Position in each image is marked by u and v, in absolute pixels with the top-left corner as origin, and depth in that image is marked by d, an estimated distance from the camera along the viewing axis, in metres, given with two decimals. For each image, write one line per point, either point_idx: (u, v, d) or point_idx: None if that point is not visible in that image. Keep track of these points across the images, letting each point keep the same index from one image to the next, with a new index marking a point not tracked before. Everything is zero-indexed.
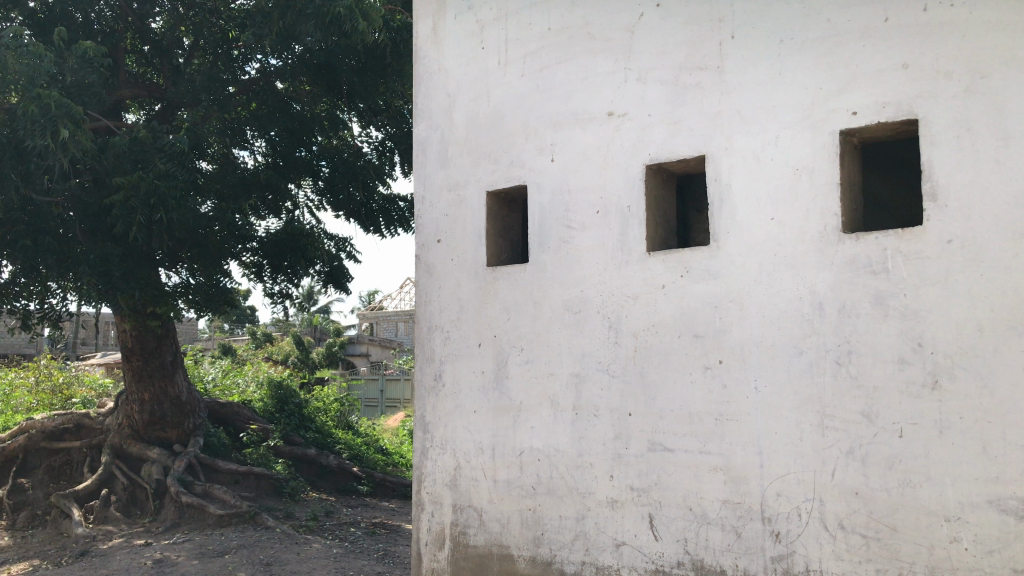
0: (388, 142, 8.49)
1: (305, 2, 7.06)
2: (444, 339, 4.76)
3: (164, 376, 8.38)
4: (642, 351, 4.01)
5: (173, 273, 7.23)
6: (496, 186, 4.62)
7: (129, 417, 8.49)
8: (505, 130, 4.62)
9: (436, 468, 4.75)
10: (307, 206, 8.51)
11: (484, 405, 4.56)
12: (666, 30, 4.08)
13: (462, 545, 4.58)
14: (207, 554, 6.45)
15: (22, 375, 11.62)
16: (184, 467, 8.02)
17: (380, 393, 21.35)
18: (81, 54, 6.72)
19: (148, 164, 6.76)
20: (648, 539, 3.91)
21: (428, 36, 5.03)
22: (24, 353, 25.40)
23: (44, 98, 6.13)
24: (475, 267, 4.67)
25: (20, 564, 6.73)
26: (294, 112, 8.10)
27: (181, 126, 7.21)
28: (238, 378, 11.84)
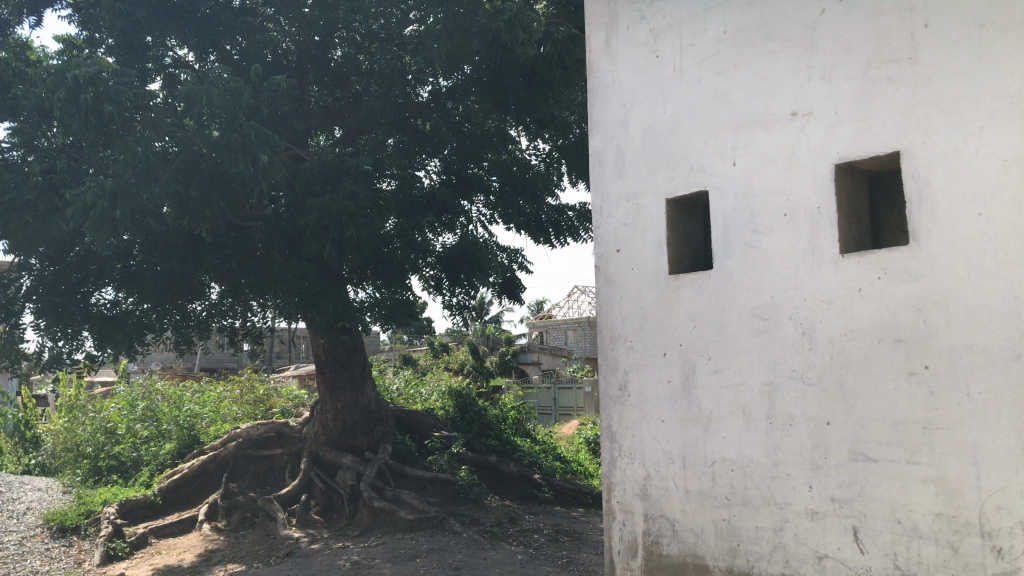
0: (556, 153, 8.66)
1: (472, 22, 7.28)
2: (627, 349, 4.78)
3: (355, 387, 8.88)
4: (839, 358, 3.85)
5: (359, 289, 7.64)
6: (676, 194, 4.60)
7: (324, 426, 9.03)
8: (683, 137, 4.58)
9: (626, 477, 4.76)
10: (480, 220, 8.72)
11: (672, 414, 4.53)
12: (850, 24, 3.92)
13: (655, 555, 4.56)
14: (401, 558, 6.74)
15: (229, 389, 12.63)
16: (375, 473, 8.42)
17: (553, 401, 21.63)
18: (273, 87, 7.24)
19: (337, 187, 7.25)
20: (853, 552, 3.75)
21: (601, 49, 5.08)
22: (228, 368, 27.63)
23: (243, 128, 6.70)
24: (658, 275, 4.66)
25: (235, 564, 7.26)
26: (467, 130, 8.26)
27: (364, 152, 7.63)
28: (420, 387, 12.34)
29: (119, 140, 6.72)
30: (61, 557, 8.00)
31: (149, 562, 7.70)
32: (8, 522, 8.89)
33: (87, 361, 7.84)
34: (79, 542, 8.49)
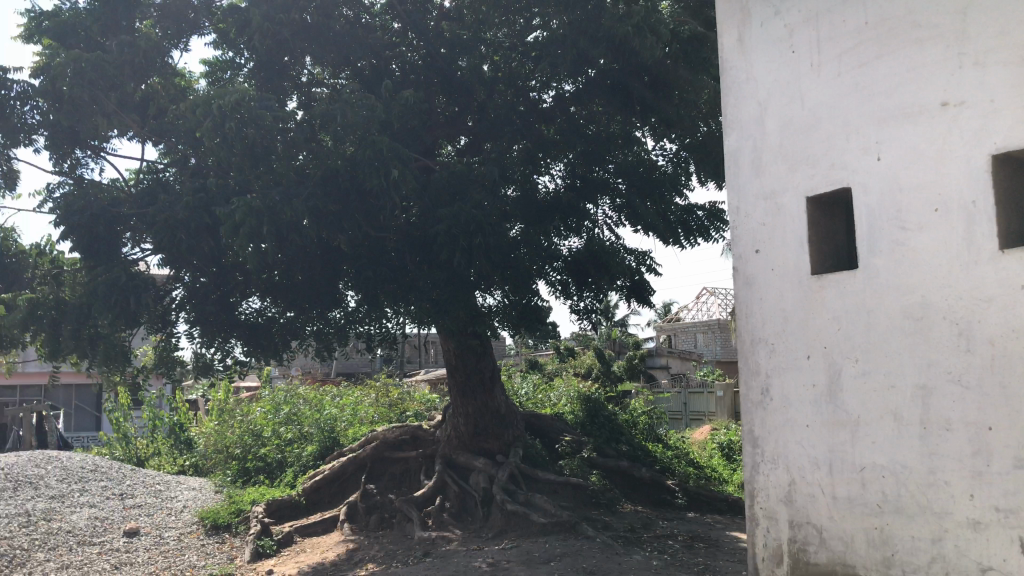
0: (683, 152, 8.52)
1: (598, 26, 7.34)
2: (768, 352, 4.69)
3: (485, 391, 9.02)
4: (1001, 360, 3.64)
5: (488, 295, 7.72)
6: (816, 192, 4.47)
7: (456, 429, 9.23)
8: (823, 132, 4.45)
9: (769, 483, 4.68)
10: (607, 222, 8.61)
11: (817, 419, 4.40)
12: (1006, 6, 3.71)
13: (802, 563, 4.47)
14: (535, 560, 6.81)
15: (366, 395, 13.13)
16: (507, 476, 8.54)
17: (683, 406, 21.34)
18: (404, 101, 7.49)
19: (466, 196, 7.42)
20: (1021, 565, 3.53)
21: (734, 47, 5.00)
22: (361, 373, 28.61)
23: (378, 144, 7.02)
24: (799, 276, 4.55)
25: (376, 563, 7.49)
26: (590, 134, 8.25)
27: (492, 160, 7.80)
28: (549, 391, 12.42)
29: (263, 160, 7.11)
30: (216, 553, 8.47)
31: (295, 559, 8.06)
32: (167, 519, 9.49)
33: (236, 365, 8.30)
34: (230, 539, 8.96)
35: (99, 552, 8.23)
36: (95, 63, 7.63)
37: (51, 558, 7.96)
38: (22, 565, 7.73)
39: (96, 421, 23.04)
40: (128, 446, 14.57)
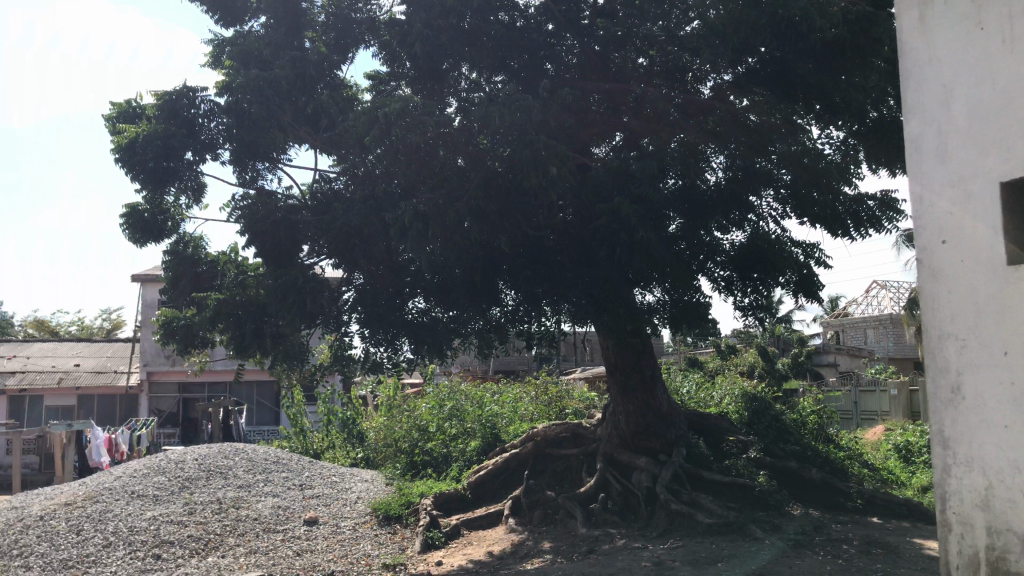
0: (851, 139, 8.17)
1: (759, 12, 7.15)
2: (959, 348, 4.42)
3: (646, 389, 8.93)
4: None
5: (648, 292, 7.67)
6: (1011, 177, 4.17)
7: (618, 428, 9.24)
8: (1019, 112, 4.14)
9: (962, 487, 4.42)
10: (771, 215, 8.38)
11: (1018, 419, 4.11)
12: None
13: (1002, 572, 4.21)
14: (702, 561, 6.70)
15: (526, 391, 13.34)
16: (671, 475, 8.45)
17: (854, 405, 20.54)
18: (562, 101, 7.53)
19: (625, 193, 7.37)
20: None
21: (914, 27, 4.73)
22: (520, 370, 29.09)
23: (535, 143, 7.07)
24: (993, 267, 4.26)
25: (541, 558, 7.60)
26: (752, 123, 8.10)
27: (650, 154, 7.65)
28: (713, 390, 12.21)
29: (427, 165, 7.37)
30: (389, 543, 8.84)
31: (463, 552, 8.29)
32: (343, 508, 10.00)
33: (405, 365, 8.65)
34: (401, 529, 9.33)
35: (283, 538, 8.80)
36: (271, 79, 8.12)
37: (241, 542, 8.61)
38: (216, 548, 8.45)
39: (275, 415, 24.54)
40: (306, 439, 15.47)
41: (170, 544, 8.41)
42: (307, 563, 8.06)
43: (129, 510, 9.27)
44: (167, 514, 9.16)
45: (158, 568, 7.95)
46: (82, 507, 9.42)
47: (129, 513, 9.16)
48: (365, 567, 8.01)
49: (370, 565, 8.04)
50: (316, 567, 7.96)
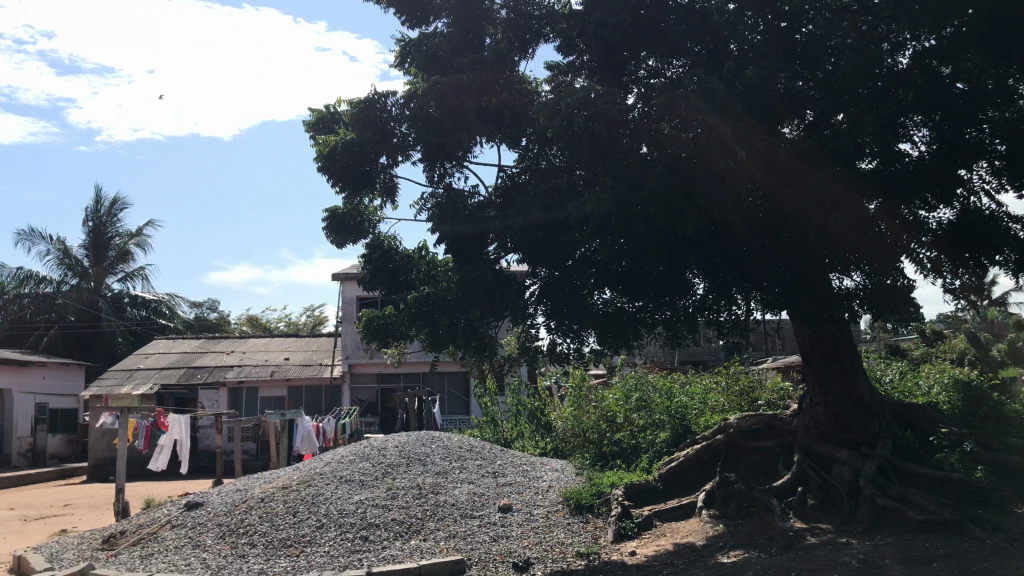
0: None
1: None
2: None
3: (845, 379, 8.45)
4: None
5: (845, 277, 7.30)
6: None
7: (816, 419, 8.86)
8: None
9: None
10: (984, 189, 7.75)
11: None
12: None
13: None
14: (915, 560, 6.32)
15: (715, 383, 13.11)
16: (876, 468, 8.04)
17: None
18: (747, 81, 7.27)
19: (819, 172, 6.99)
20: None
21: None
22: (707, 360, 28.52)
23: (722, 126, 6.88)
24: None
25: (739, 551, 7.43)
26: (958, 93, 7.38)
27: (839, 130, 7.04)
28: (920, 378, 11.47)
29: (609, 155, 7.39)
30: (582, 532, 8.93)
31: (657, 542, 8.25)
32: (535, 496, 10.20)
33: (592, 355, 8.79)
34: (594, 519, 9.38)
35: (480, 524, 9.08)
36: (456, 81, 8.40)
37: (440, 527, 8.98)
38: (418, 532, 8.87)
39: (466, 405, 25.36)
40: (497, 429, 15.93)
41: (377, 527, 8.92)
42: (504, 549, 8.30)
43: (338, 493, 9.89)
44: (372, 497, 9.69)
45: (366, 549, 8.47)
46: (297, 489, 10.16)
47: (338, 497, 9.77)
48: (560, 555, 8.15)
49: (565, 553, 8.16)
50: (513, 553, 8.19)
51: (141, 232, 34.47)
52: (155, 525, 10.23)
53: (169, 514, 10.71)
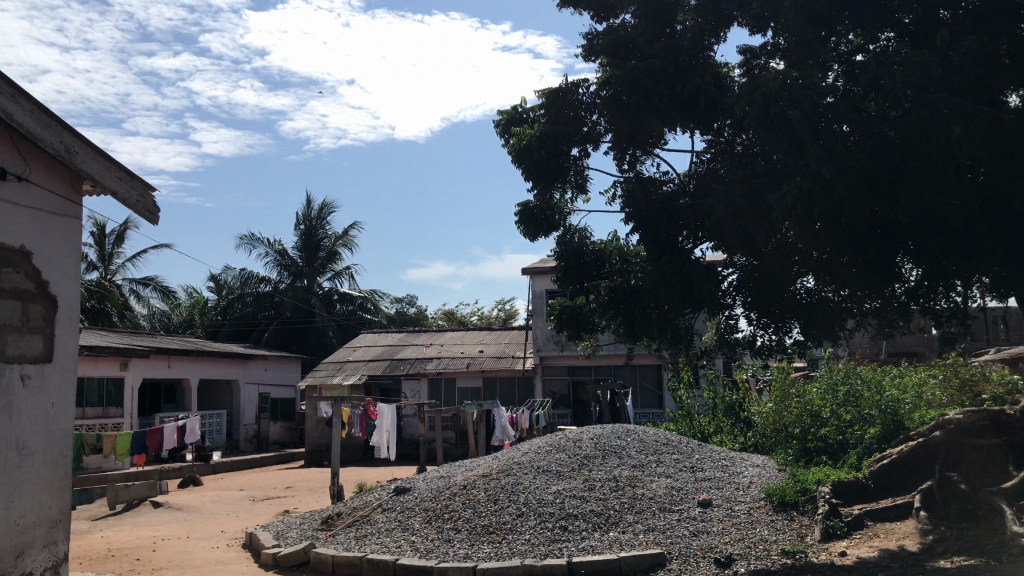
0: None
1: None
2: None
3: None
4: None
5: None
6: None
7: None
8: None
9: None
10: None
11: None
12: None
13: None
14: None
15: (930, 375, 12.24)
16: None
17: None
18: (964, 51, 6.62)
19: None
20: None
21: None
22: (919, 351, 26.61)
23: (934, 102, 6.46)
24: None
25: (963, 558, 6.90)
26: None
27: None
28: None
29: (809, 138, 7.08)
30: (787, 530, 8.59)
31: (870, 544, 7.82)
32: (736, 492, 9.93)
33: (796, 348, 8.49)
34: (799, 517, 8.97)
35: (679, 519, 8.98)
36: (649, 67, 8.35)
37: (639, 520, 8.94)
38: (616, 524, 8.88)
39: (660, 398, 25.09)
40: (693, 423, 15.68)
41: (575, 518, 9.02)
42: (704, 544, 8.17)
43: (536, 483, 10.09)
44: (570, 488, 9.82)
45: (565, 539, 8.59)
46: (497, 478, 10.46)
47: (536, 486, 9.97)
48: (764, 552, 7.90)
49: (770, 551, 7.90)
50: (714, 549, 8.04)
51: (347, 233, 36.67)
52: (367, 509, 10.87)
53: (380, 499, 11.34)
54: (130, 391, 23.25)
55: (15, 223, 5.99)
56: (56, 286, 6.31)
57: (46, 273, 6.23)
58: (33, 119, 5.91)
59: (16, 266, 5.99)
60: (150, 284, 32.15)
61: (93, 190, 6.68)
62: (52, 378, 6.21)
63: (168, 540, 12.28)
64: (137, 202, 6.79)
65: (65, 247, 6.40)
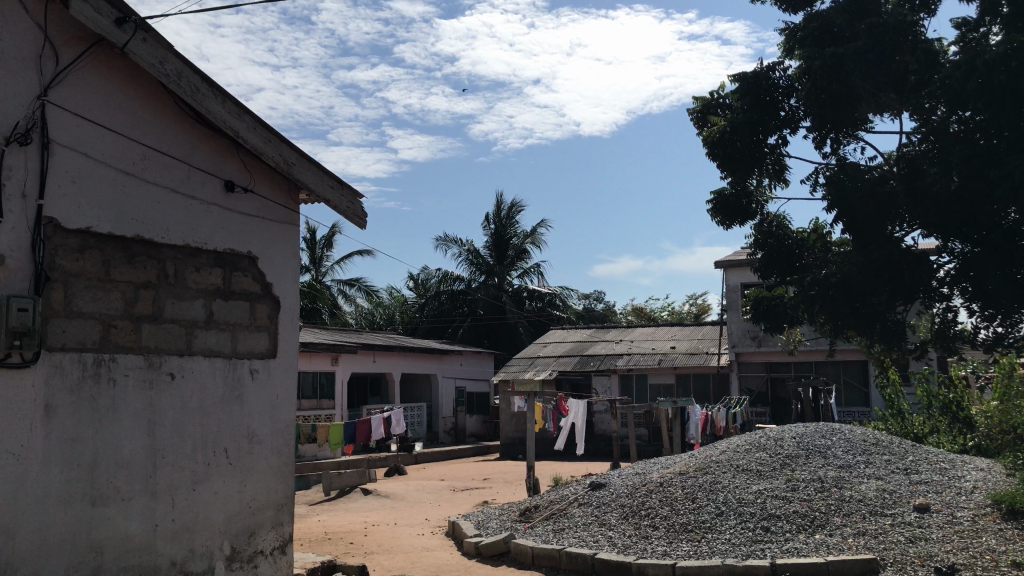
0: None
1: None
2: None
3: None
4: None
5: None
6: None
7: None
8: None
9: None
10: None
11: None
12: None
13: None
14: None
15: None
16: None
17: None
18: None
19: None
20: None
21: None
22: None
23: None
24: None
25: None
26: None
27: None
28: None
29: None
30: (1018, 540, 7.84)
31: None
32: (957, 497, 9.20)
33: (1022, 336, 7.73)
34: None
35: (893, 523, 8.45)
36: (858, 49, 8.96)
37: (848, 523, 8.51)
38: (822, 526, 8.50)
39: (866, 397, 23.71)
40: (905, 422, 14.69)
41: (779, 518, 8.72)
42: (922, 552, 7.66)
43: (736, 482, 9.83)
44: (773, 488, 9.49)
45: (768, 540, 8.32)
46: (695, 476, 10.30)
47: (736, 485, 9.72)
48: (992, 563, 7.28)
49: (998, 562, 7.27)
50: (934, 557, 7.52)
51: (537, 230, 37.32)
52: (565, 502, 11.02)
53: (577, 492, 11.46)
54: (340, 384, 24.84)
55: (244, 230, 6.56)
56: (279, 287, 6.84)
57: (271, 276, 6.78)
58: (256, 135, 6.42)
59: (245, 270, 6.55)
60: (356, 285, 34.18)
61: (309, 199, 7.18)
62: (276, 372, 6.74)
63: (378, 525, 13.03)
64: (348, 208, 7.24)
65: (285, 252, 6.92)
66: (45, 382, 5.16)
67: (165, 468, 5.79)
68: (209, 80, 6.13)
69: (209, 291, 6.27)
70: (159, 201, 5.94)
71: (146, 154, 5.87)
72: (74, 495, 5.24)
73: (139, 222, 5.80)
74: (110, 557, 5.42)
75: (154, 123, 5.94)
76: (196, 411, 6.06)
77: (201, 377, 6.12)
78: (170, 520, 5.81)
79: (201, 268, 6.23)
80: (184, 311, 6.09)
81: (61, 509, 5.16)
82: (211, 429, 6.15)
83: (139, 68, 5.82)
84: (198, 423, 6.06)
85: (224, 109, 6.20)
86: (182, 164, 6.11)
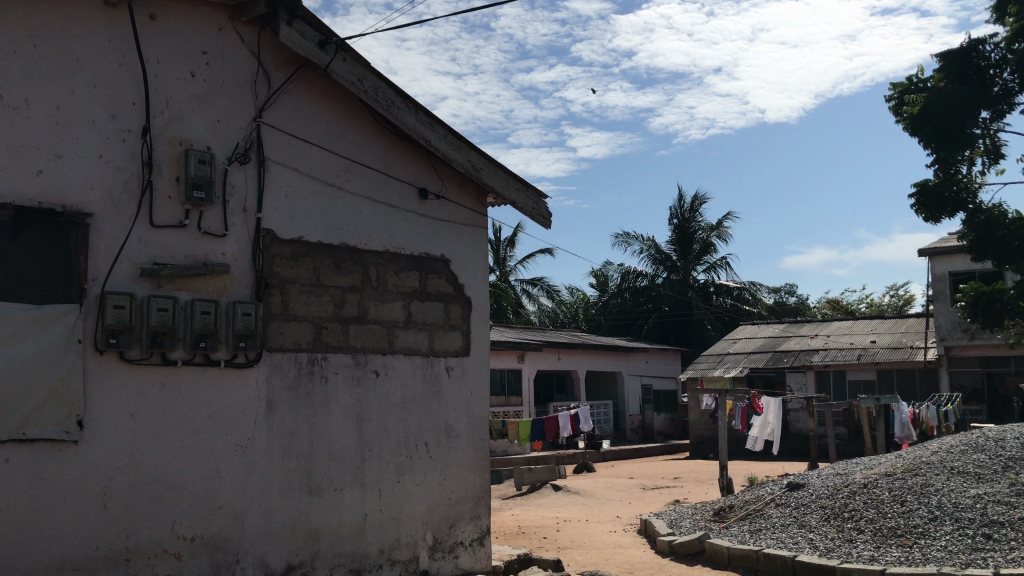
0: None
1: None
2: None
3: None
4: None
5: None
6: None
7: None
8: None
9: None
10: None
11: None
12: None
13: None
14: None
15: None
16: None
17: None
18: None
19: None
20: None
21: None
22: None
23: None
24: None
25: None
26: None
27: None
28: None
29: None
30: None
31: None
32: None
33: None
34: None
35: None
36: None
37: None
38: None
39: None
40: None
41: (1002, 525, 8.05)
42: None
43: (950, 486, 9.16)
44: (994, 493, 8.77)
45: (990, 549, 7.69)
46: (903, 478, 9.70)
47: (951, 489, 9.06)
48: None
49: None
50: None
51: (723, 223, 36.40)
52: (761, 502, 10.71)
53: (773, 492, 11.09)
54: (527, 382, 25.31)
55: (438, 235, 6.86)
56: (471, 288, 7.08)
57: (463, 277, 7.02)
58: (447, 143, 6.68)
59: (439, 272, 6.83)
60: (539, 284, 34.69)
61: (497, 202, 7.39)
62: (471, 369, 6.99)
63: (570, 521, 13.17)
64: (533, 210, 7.38)
65: (475, 254, 7.15)
66: (266, 379, 5.63)
67: (372, 461, 6.17)
68: (403, 93, 6.43)
69: (408, 294, 6.58)
70: (361, 210, 6.33)
71: (348, 166, 6.27)
72: (293, 484, 5.67)
73: (345, 231, 6.20)
74: (326, 543, 5.83)
75: (356, 138, 6.34)
76: (399, 407, 6.40)
77: (402, 374, 6.45)
78: (378, 509, 6.17)
79: (400, 271, 6.55)
80: (386, 313, 6.42)
81: (283, 498, 5.61)
82: (412, 424, 6.48)
83: (341, 86, 6.23)
84: (400, 418, 6.40)
85: (417, 119, 6.50)
86: (380, 174, 6.48)
